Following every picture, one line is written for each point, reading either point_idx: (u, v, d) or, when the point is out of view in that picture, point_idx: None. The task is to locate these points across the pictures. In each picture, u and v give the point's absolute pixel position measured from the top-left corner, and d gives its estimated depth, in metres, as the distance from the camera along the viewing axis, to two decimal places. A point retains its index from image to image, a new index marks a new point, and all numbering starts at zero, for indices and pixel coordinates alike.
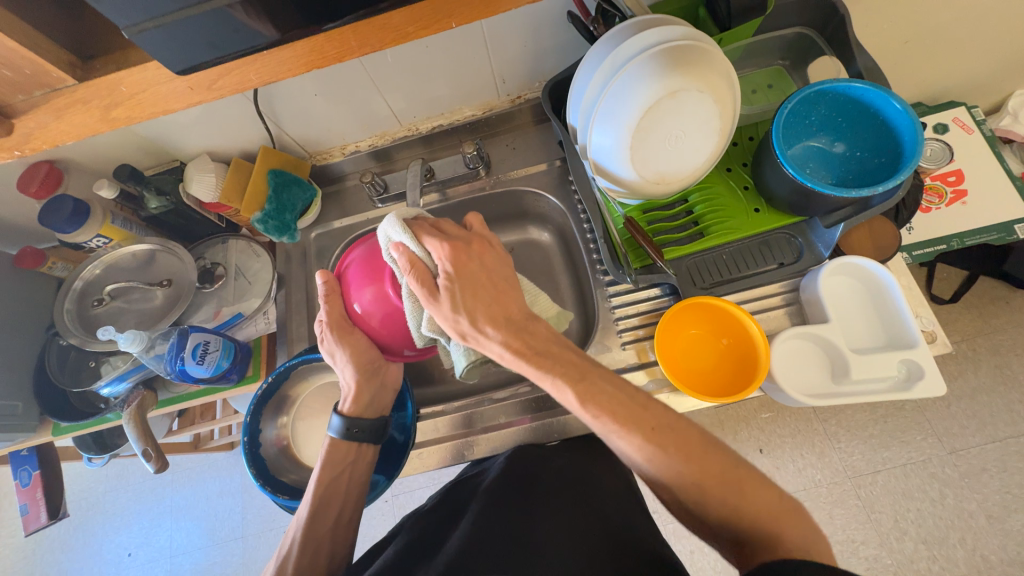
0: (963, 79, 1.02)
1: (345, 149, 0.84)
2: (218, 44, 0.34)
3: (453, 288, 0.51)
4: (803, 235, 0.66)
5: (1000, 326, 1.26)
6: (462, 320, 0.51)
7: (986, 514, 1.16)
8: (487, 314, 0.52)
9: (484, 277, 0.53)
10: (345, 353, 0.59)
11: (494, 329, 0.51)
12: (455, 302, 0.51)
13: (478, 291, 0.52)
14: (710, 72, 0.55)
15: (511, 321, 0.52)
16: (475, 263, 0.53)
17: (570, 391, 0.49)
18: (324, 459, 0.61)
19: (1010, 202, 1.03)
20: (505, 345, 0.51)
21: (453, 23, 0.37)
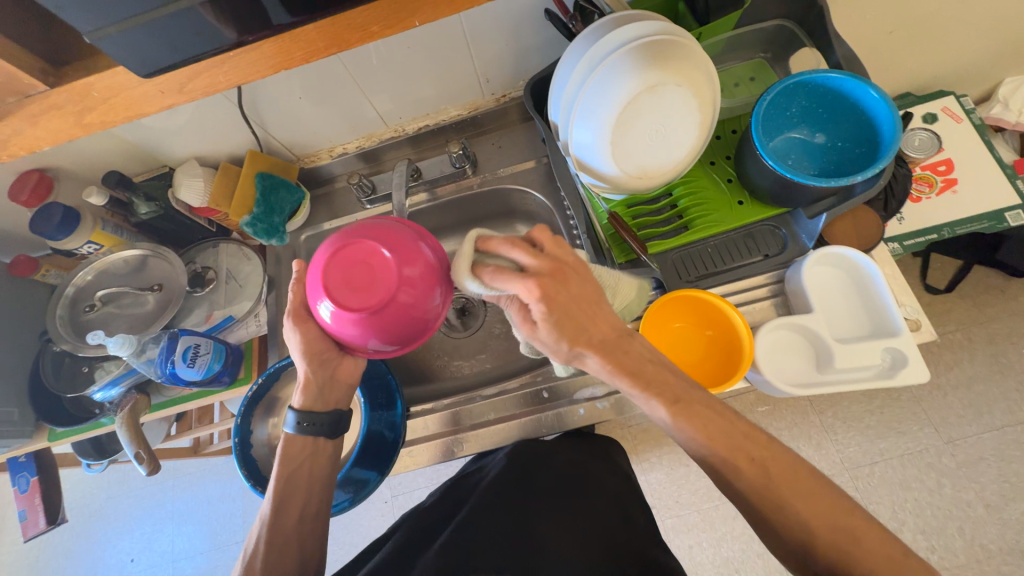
0: (951, 69, 1.02)
1: (332, 151, 0.84)
2: (183, 46, 0.35)
3: (549, 326, 0.44)
4: (787, 226, 0.66)
5: (995, 315, 1.26)
6: (563, 348, 0.46)
7: (985, 504, 1.16)
8: (588, 338, 0.45)
9: (578, 308, 0.45)
10: (296, 339, 0.57)
11: (596, 356, 0.46)
12: (554, 335, 0.45)
13: (574, 317, 0.45)
14: (687, 66, 0.56)
15: (608, 341, 0.46)
16: (566, 294, 0.44)
17: (664, 408, 0.46)
18: (280, 453, 0.60)
19: (999, 190, 1.03)
20: (604, 368, 0.46)
21: (417, 21, 0.37)
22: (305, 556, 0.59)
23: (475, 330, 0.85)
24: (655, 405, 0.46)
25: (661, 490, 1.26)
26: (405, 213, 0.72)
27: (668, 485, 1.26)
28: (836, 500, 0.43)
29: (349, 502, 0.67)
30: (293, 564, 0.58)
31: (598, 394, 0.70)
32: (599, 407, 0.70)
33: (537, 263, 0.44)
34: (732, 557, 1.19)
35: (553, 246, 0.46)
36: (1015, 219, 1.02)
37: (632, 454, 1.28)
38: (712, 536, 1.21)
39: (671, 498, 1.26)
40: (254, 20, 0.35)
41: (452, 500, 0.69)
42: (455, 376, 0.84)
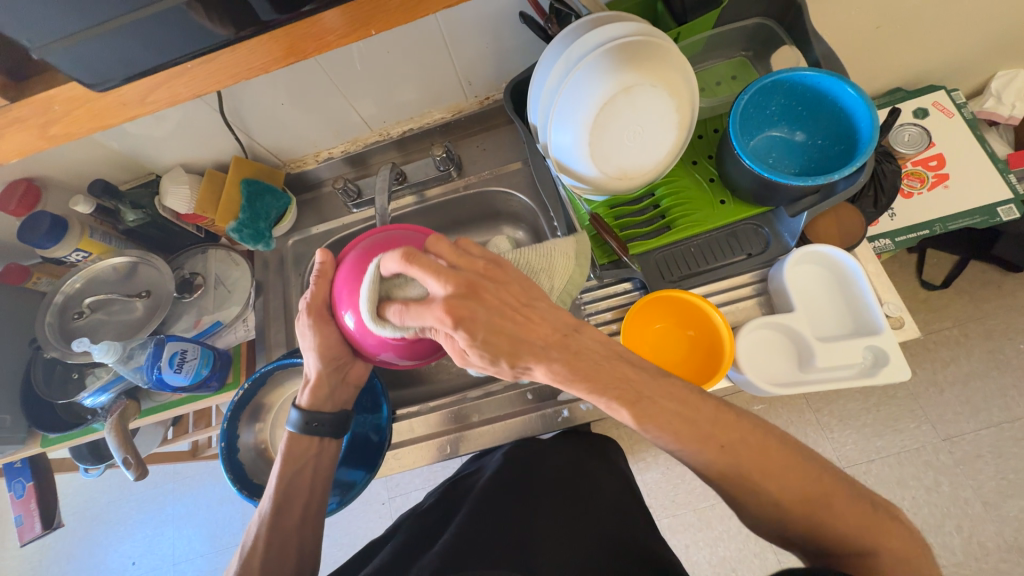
0: (940, 63, 1.02)
1: (318, 156, 0.85)
2: (134, 61, 0.37)
3: (480, 347, 0.43)
4: (770, 225, 0.66)
5: (991, 311, 1.25)
6: (504, 366, 0.45)
7: (983, 501, 1.15)
8: (525, 350, 0.44)
9: (501, 320, 0.44)
10: (314, 340, 0.57)
11: (542, 368, 0.45)
12: (490, 354, 0.44)
13: (503, 333, 0.44)
14: (663, 68, 0.56)
15: (550, 346, 0.45)
16: (483, 310, 0.43)
17: (624, 412, 0.45)
18: (284, 454, 0.61)
19: (992, 185, 1.02)
20: (554, 376, 0.45)
21: (372, 31, 0.39)
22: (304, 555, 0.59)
23: None
24: (614, 407, 0.46)
25: (657, 491, 1.26)
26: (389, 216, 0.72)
27: (664, 484, 1.26)
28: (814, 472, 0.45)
29: (338, 505, 0.67)
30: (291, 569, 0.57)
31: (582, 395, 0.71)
32: (583, 408, 0.70)
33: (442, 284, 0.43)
34: (729, 557, 1.19)
35: (457, 259, 0.46)
36: (1008, 214, 1.01)
37: (629, 453, 1.28)
38: (708, 536, 1.21)
39: (667, 497, 1.25)
40: (215, 28, 0.36)
41: (449, 502, 0.70)
42: (443, 379, 0.84)
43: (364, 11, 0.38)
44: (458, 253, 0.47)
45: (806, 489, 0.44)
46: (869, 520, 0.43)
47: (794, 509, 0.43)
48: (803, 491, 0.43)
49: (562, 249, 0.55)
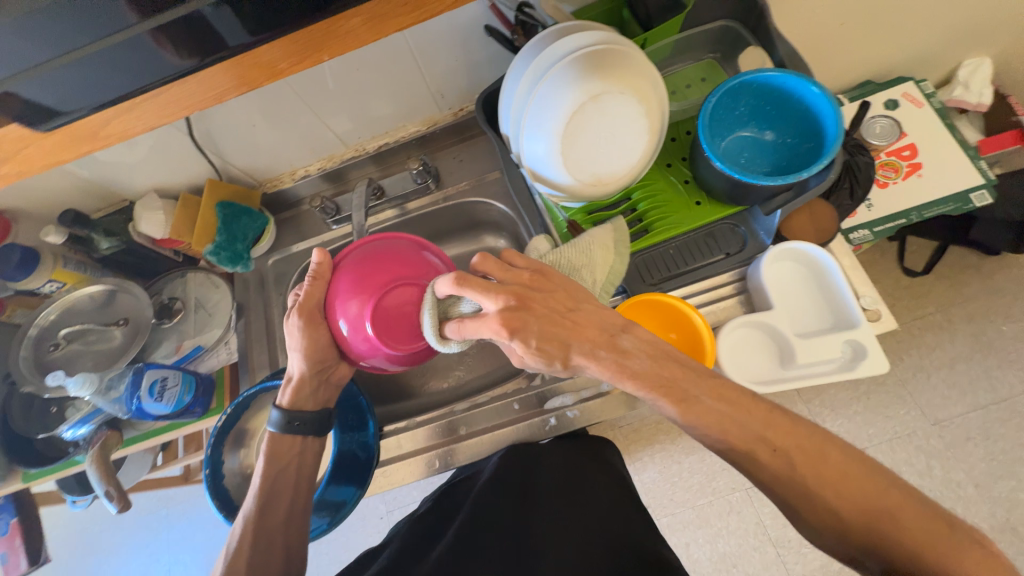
0: (906, 55, 1.03)
1: (294, 174, 0.84)
2: (98, 87, 0.40)
3: (536, 352, 0.47)
4: (746, 223, 0.66)
5: (972, 294, 1.28)
6: (557, 365, 0.48)
7: (974, 483, 1.17)
8: (574, 349, 0.47)
9: (551, 325, 0.47)
10: (301, 341, 0.56)
11: (593, 365, 0.47)
12: (545, 356, 0.47)
13: (554, 336, 0.47)
14: (630, 74, 0.57)
15: (597, 345, 0.47)
16: (534, 317, 0.47)
17: (668, 405, 0.46)
18: (267, 453, 0.60)
19: (964, 172, 1.04)
20: (605, 373, 0.47)
21: (324, 57, 0.40)
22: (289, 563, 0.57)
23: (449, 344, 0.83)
24: (660, 402, 0.46)
25: (654, 490, 1.26)
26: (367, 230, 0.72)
27: (661, 483, 1.26)
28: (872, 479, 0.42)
29: (328, 526, 0.67)
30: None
31: (569, 402, 0.69)
32: (569, 416, 0.69)
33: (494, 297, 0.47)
34: (728, 552, 1.19)
35: (502, 274, 0.50)
36: (980, 200, 1.03)
37: (624, 454, 1.28)
38: (707, 533, 1.21)
39: (665, 496, 1.25)
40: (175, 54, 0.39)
41: (444, 506, 0.70)
42: (432, 391, 0.83)
43: (314, 38, 0.39)
44: (505, 269, 0.50)
45: (866, 497, 0.41)
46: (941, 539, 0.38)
47: (818, 493, 0.42)
48: (862, 500, 0.41)
49: (598, 242, 0.59)
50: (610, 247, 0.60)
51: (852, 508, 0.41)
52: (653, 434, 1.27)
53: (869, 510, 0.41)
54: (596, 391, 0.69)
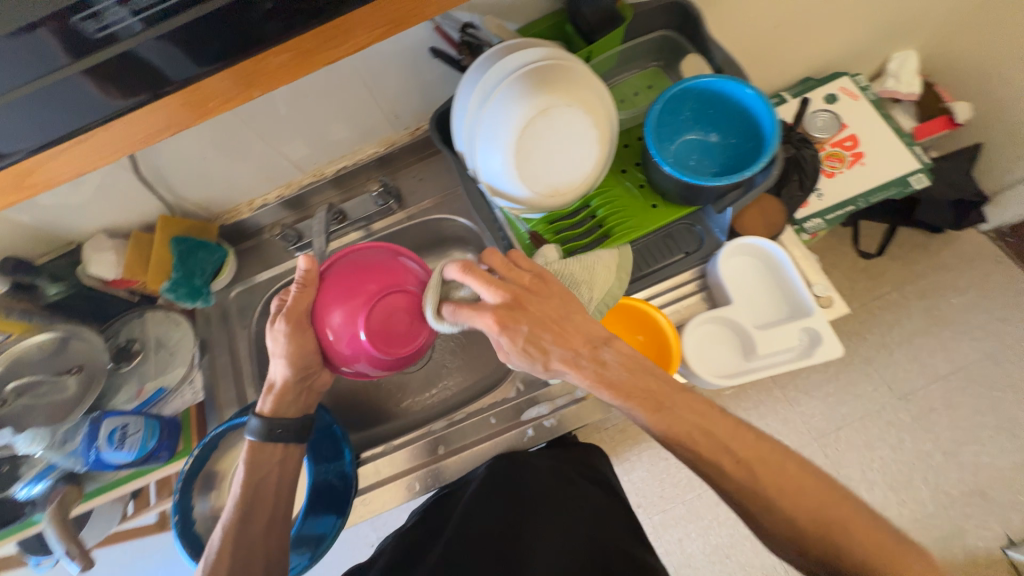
0: (839, 51, 1.10)
1: (252, 204, 0.82)
2: (38, 128, 0.43)
3: (520, 351, 0.49)
4: (701, 222, 0.68)
5: (922, 272, 1.35)
6: (539, 367, 0.50)
7: (942, 451, 1.22)
8: (559, 356, 0.49)
9: (540, 329, 0.49)
10: (286, 347, 0.55)
11: (573, 372, 0.49)
12: (528, 358, 0.49)
13: (540, 339, 0.49)
14: (576, 87, 0.58)
15: (580, 355, 0.49)
16: (525, 319, 0.48)
17: (644, 412, 0.49)
18: (246, 462, 0.59)
19: (902, 158, 1.10)
20: (584, 380, 0.49)
21: (253, 92, 0.44)
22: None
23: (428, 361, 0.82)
24: (638, 412, 0.49)
25: (644, 489, 1.26)
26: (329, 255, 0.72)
27: (650, 481, 1.27)
28: (828, 490, 0.44)
29: (310, 561, 0.65)
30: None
31: (545, 411, 0.70)
32: (546, 425, 0.69)
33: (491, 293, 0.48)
34: (720, 543, 1.21)
35: (505, 271, 0.51)
36: (919, 182, 1.09)
37: (612, 456, 1.28)
38: (699, 526, 1.23)
39: (654, 494, 1.26)
40: (114, 96, 0.43)
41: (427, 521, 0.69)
42: (413, 413, 0.81)
43: (245, 75, 0.43)
44: (510, 267, 0.51)
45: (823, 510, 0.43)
46: (891, 551, 0.41)
47: (776, 504, 0.44)
48: (818, 511, 0.43)
49: (604, 263, 0.57)
50: (613, 271, 0.58)
51: (808, 519, 0.43)
52: (639, 433, 1.28)
53: (822, 520, 0.43)
54: (570, 399, 0.70)
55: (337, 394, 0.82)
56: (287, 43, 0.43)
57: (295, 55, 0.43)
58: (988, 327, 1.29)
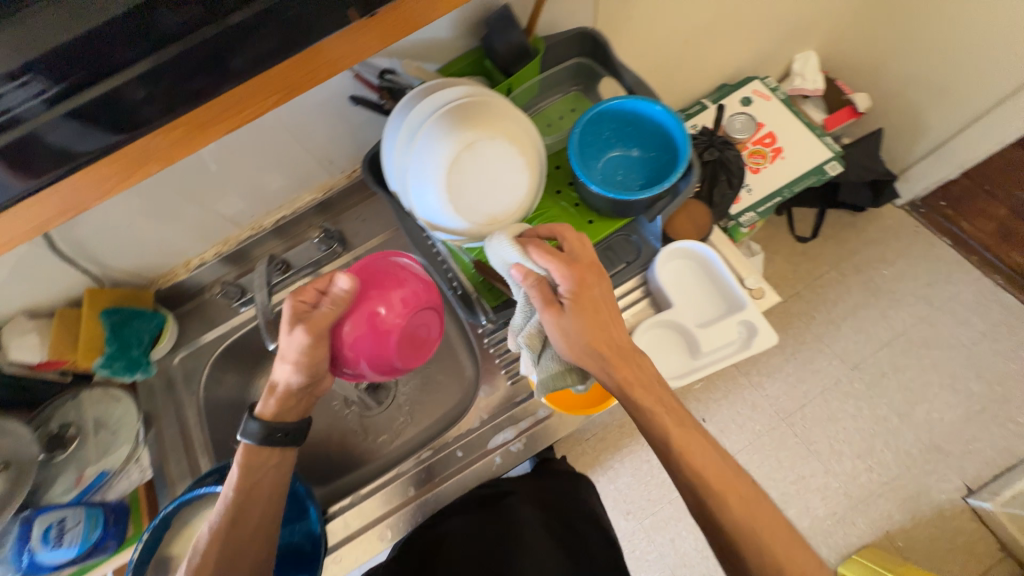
0: (745, 58, 1.19)
1: (190, 264, 0.79)
2: None
3: (573, 309, 0.56)
4: (637, 232, 0.70)
5: (854, 248, 1.45)
6: (578, 337, 0.56)
7: (897, 414, 1.30)
8: (604, 336, 0.57)
9: (602, 304, 0.58)
10: (299, 348, 0.54)
11: (608, 354, 0.56)
12: (576, 320, 0.56)
13: (597, 311, 0.57)
14: (497, 120, 0.61)
15: (622, 349, 0.58)
16: (593, 289, 0.57)
17: (666, 419, 0.57)
18: (241, 466, 0.56)
19: (816, 148, 1.19)
20: (614, 372, 0.57)
21: (154, 167, 0.43)
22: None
23: (389, 402, 0.83)
24: (660, 420, 0.57)
25: (632, 493, 1.27)
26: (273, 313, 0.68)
27: (636, 486, 1.27)
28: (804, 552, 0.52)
29: None
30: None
31: (510, 436, 0.70)
32: (514, 451, 0.69)
33: (578, 254, 0.58)
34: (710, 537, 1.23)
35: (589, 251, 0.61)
36: (834, 169, 1.18)
37: (596, 466, 1.28)
38: (688, 523, 1.24)
39: (642, 498, 1.26)
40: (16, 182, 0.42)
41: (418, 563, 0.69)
42: (382, 456, 0.80)
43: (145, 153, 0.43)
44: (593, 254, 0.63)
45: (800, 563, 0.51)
46: None
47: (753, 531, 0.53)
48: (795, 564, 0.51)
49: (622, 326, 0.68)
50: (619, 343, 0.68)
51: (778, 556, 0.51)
52: (619, 440, 1.28)
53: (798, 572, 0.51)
54: (534, 420, 0.70)
55: (299, 449, 0.79)
56: (184, 118, 0.43)
57: (186, 131, 0.43)
58: (919, 292, 1.40)
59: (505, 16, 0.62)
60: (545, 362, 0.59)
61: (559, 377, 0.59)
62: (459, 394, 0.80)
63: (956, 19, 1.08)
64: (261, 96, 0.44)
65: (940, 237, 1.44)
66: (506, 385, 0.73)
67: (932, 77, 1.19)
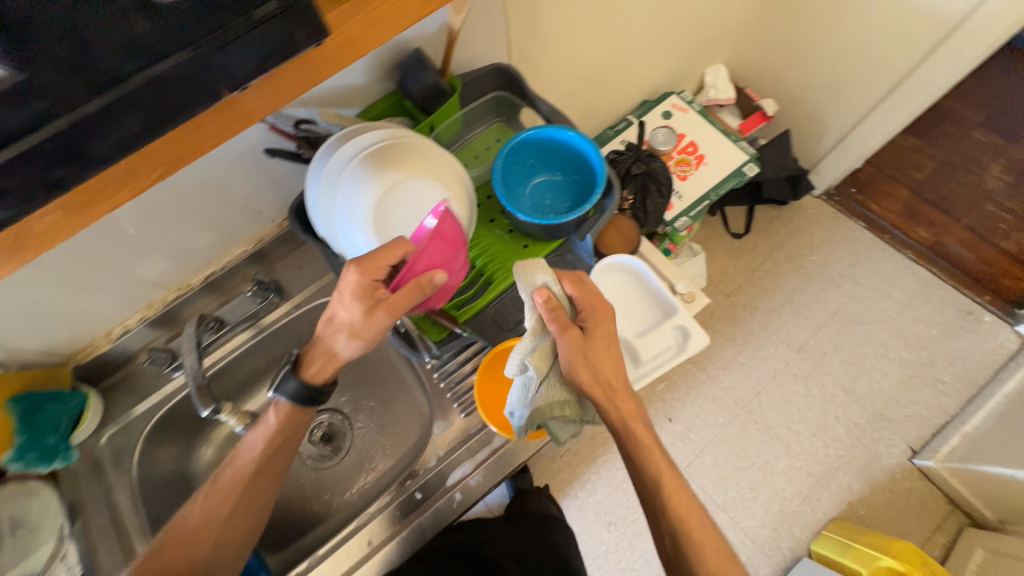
0: (660, 76, 1.28)
1: (111, 334, 0.74)
2: None
3: (588, 337, 0.59)
4: (571, 251, 0.73)
5: (784, 238, 1.56)
6: (590, 365, 0.58)
7: (843, 389, 1.39)
8: (613, 371, 0.59)
9: (612, 339, 0.61)
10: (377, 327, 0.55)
11: (615, 385, 0.59)
12: (591, 347, 0.58)
13: (608, 344, 0.60)
14: (420, 159, 0.62)
15: (625, 387, 0.60)
16: (605, 323, 0.61)
17: (657, 459, 0.57)
18: (278, 423, 0.60)
19: (734, 152, 1.28)
20: (619, 409, 0.58)
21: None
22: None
23: (348, 450, 0.80)
24: (653, 461, 0.57)
25: (612, 502, 1.26)
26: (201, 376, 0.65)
27: (615, 496, 1.26)
28: None
29: None
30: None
31: (468, 470, 0.69)
32: (473, 484, 0.69)
33: (593, 290, 0.62)
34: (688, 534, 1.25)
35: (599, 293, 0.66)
36: (752, 169, 1.27)
37: (573, 481, 1.27)
38: None
39: (623, 506, 1.26)
40: None
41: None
42: (343, 507, 0.77)
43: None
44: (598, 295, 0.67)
45: None
46: None
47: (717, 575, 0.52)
48: None
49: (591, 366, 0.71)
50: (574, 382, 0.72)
51: None
52: (593, 451, 1.28)
53: None
54: (490, 451, 0.70)
55: None
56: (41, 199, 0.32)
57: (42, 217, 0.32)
58: (845, 272, 1.50)
59: (417, 58, 0.64)
60: (543, 392, 0.60)
61: (556, 407, 0.60)
62: (415, 432, 0.78)
63: (834, 29, 1.20)
64: (140, 174, 0.34)
65: (855, 221, 1.56)
66: (461, 420, 0.73)
67: (823, 81, 1.32)
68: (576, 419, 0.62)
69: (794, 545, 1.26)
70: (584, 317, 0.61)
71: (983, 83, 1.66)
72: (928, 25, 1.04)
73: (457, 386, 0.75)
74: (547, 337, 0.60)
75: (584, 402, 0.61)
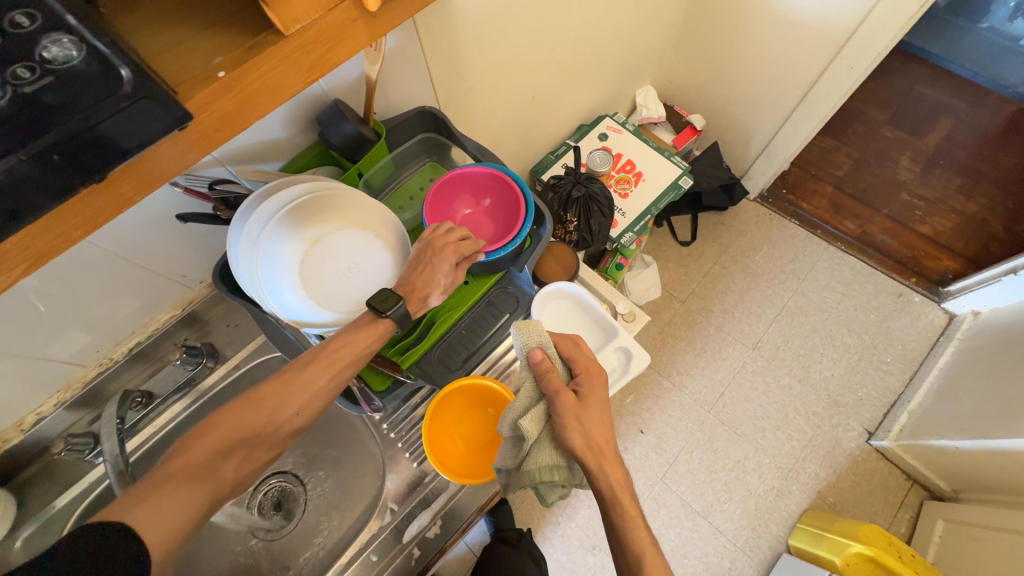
0: (592, 101, 1.34)
1: (23, 424, 0.67)
2: None
3: (580, 401, 0.60)
4: (512, 282, 0.74)
5: (728, 242, 1.63)
6: (580, 431, 0.58)
7: (799, 380, 1.44)
8: (605, 436, 0.59)
9: (607, 405, 0.62)
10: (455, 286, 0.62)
11: (607, 453, 0.58)
12: (584, 413, 0.59)
13: (601, 410, 0.60)
14: (347, 209, 0.62)
15: (616, 455, 0.59)
16: (600, 390, 0.62)
17: (643, 534, 0.55)
18: (377, 333, 0.56)
19: (669, 166, 1.34)
20: (609, 478, 0.57)
21: None
22: (220, 481, 0.48)
23: (302, 514, 0.76)
24: (638, 535, 0.55)
25: (594, 524, 1.23)
26: (121, 462, 0.61)
27: (596, 517, 1.24)
28: None
29: None
30: (207, 492, 0.47)
31: (425, 522, 0.67)
32: (431, 536, 0.66)
33: (589, 357, 0.65)
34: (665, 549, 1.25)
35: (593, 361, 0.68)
36: (687, 182, 1.32)
37: (550, 509, 1.25)
38: None
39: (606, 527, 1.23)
40: None
41: None
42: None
43: None
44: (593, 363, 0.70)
45: None
46: None
47: None
48: None
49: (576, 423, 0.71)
50: None
51: None
52: None
53: None
54: (444, 498, 0.68)
55: None
56: None
57: None
58: (787, 269, 1.58)
59: (334, 110, 0.63)
60: (535, 455, 0.59)
61: (546, 471, 0.58)
62: (370, 487, 0.75)
63: (743, 48, 1.30)
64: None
65: (789, 220, 1.65)
66: (412, 469, 0.72)
67: (741, 95, 1.41)
68: (562, 483, 0.61)
69: (773, 542, 1.27)
70: (579, 381, 0.62)
71: (883, 86, 1.83)
72: (824, 39, 1.14)
73: (409, 432, 0.73)
74: (541, 399, 0.61)
75: (573, 466, 0.60)
